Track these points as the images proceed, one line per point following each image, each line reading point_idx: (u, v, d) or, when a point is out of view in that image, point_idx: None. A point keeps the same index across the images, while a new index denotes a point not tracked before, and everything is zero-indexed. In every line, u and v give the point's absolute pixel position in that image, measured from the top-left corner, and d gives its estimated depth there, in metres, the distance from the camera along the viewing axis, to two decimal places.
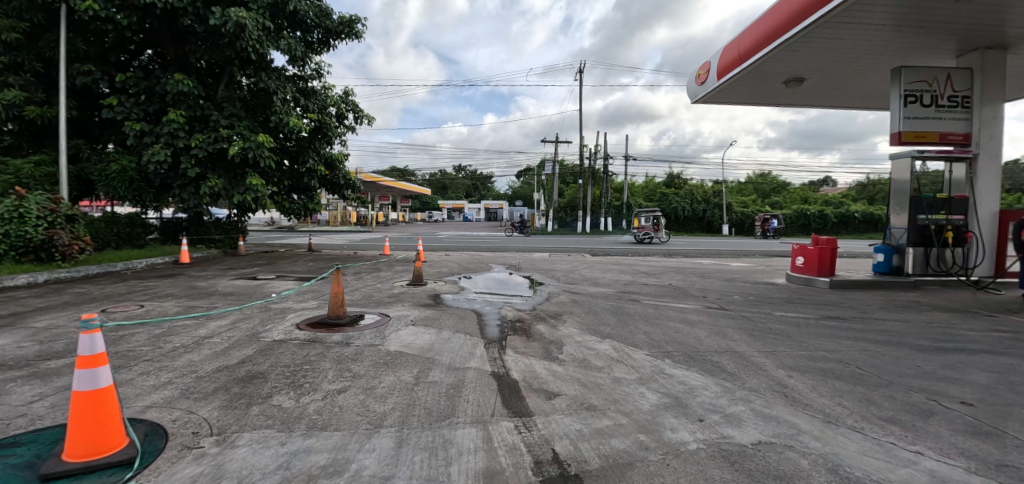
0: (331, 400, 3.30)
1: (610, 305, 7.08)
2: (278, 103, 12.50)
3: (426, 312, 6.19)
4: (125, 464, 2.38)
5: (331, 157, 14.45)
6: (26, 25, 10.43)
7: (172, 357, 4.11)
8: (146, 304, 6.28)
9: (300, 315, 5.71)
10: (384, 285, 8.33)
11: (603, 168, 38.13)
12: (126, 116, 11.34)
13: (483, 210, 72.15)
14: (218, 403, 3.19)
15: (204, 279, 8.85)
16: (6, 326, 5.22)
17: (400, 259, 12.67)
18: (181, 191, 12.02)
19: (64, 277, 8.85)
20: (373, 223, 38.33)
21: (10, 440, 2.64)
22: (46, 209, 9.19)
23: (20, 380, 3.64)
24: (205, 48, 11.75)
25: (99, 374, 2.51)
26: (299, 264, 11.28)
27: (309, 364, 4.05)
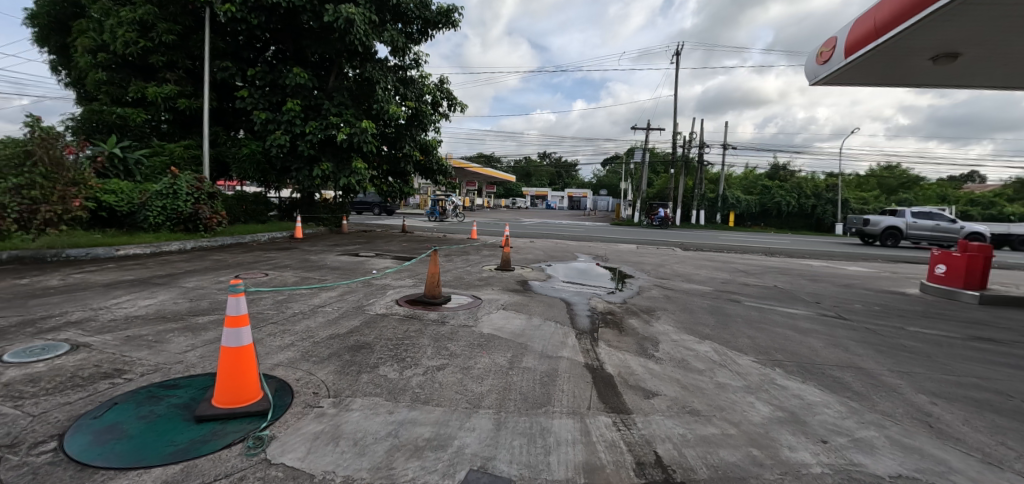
0: (431, 376, 3.44)
1: (706, 304, 6.61)
2: (380, 91, 13.34)
3: (515, 298, 6.26)
4: (259, 415, 2.70)
5: (425, 143, 15.16)
6: (179, 28, 11.93)
7: (292, 321, 4.58)
8: (270, 273, 7.09)
9: (399, 292, 6.07)
10: (471, 267, 8.57)
11: (696, 158, 35.55)
12: (254, 106, 12.69)
13: (566, 199, 71.46)
14: (333, 368, 3.48)
15: (315, 253, 9.82)
16: (165, 285, 6.21)
17: (485, 244, 12.98)
18: (298, 173, 13.26)
19: (205, 245, 10.32)
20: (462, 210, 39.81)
21: (172, 382, 3.11)
22: (193, 187, 10.70)
23: (177, 331, 4.30)
24: (319, 43, 12.79)
25: (242, 333, 2.83)
26: (394, 244, 12.07)
27: (409, 339, 4.27)
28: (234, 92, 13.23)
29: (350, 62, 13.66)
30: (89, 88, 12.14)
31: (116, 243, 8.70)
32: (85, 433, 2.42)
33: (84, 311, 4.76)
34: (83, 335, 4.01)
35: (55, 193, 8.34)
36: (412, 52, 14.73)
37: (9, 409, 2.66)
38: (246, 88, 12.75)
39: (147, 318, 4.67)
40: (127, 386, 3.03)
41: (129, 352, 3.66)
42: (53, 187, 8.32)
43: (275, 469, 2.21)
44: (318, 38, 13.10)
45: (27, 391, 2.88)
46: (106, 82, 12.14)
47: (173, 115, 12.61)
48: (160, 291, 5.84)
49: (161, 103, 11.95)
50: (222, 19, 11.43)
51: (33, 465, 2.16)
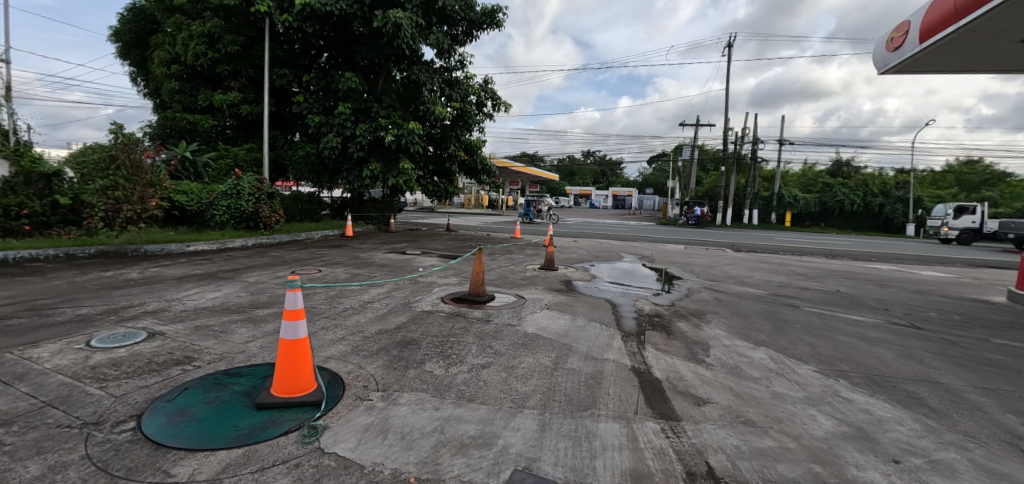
0: (476, 374, 3.48)
1: (760, 308, 6.28)
2: (426, 93, 13.68)
3: (559, 297, 6.23)
4: (313, 405, 2.84)
5: (469, 143, 15.39)
6: (242, 38, 12.76)
7: (344, 316, 4.79)
8: (324, 269, 7.46)
9: (445, 290, 6.20)
10: (515, 266, 8.61)
11: (749, 154, 33.81)
12: (309, 110, 13.37)
13: (609, 198, 70.25)
14: (382, 362, 3.60)
15: (364, 250, 10.23)
16: (230, 279, 6.69)
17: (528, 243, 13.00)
18: (349, 174, 13.85)
19: (264, 242, 10.98)
20: (504, 209, 40.18)
21: (236, 370, 3.34)
22: (254, 188, 11.38)
23: (240, 322, 4.61)
24: (368, 48, 13.27)
25: (298, 326, 2.98)
26: (439, 243, 12.35)
27: (455, 336, 4.35)
28: (291, 97, 14.01)
29: (398, 65, 14.10)
30: (165, 97, 13.25)
31: (187, 240, 9.45)
32: (160, 415, 2.65)
33: (160, 302, 5.21)
34: (159, 324, 4.39)
35: (135, 194, 9.05)
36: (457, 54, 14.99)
37: (96, 389, 2.95)
38: (302, 94, 13.46)
39: (215, 309, 5.05)
40: (196, 372, 3.29)
41: (198, 341, 3.97)
42: (133, 188, 9.00)
43: (328, 458, 2.33)
44: (368, 43, 13.60)
45: (111, 374, 3.19)
46: (179, 92, 13.20)
47: (237, 120, 13.54)
48: (226, 284, 6.29)
49: (226, 109, 12.86)
50: (281, 29, 12.11)
51: (116, 442, 2.40)
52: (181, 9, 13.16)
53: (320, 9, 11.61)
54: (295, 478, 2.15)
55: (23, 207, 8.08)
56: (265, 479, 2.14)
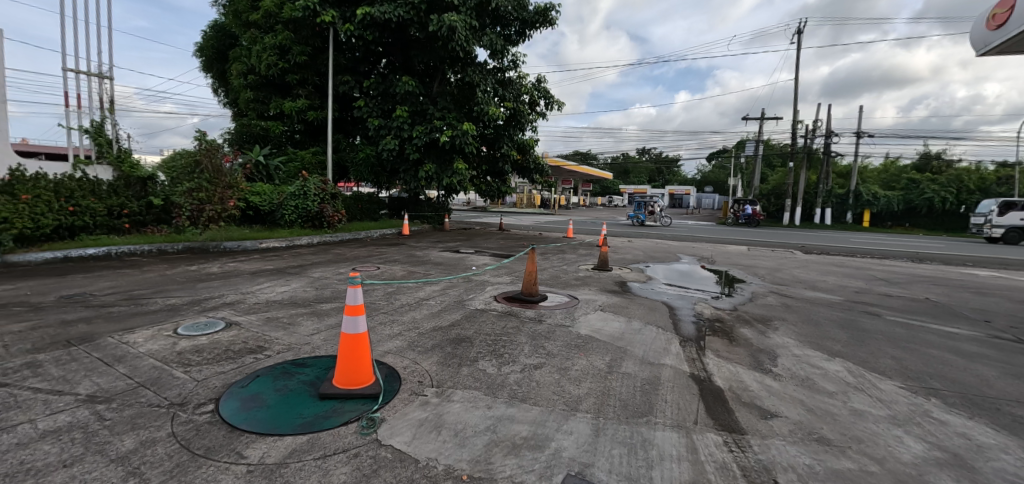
0: (528, 374, 3.48)
1: (835, 316, 5.78)
2: (480, 94, 13.92)
3: (612, 299, 6.09)
4: (371, 398, 2.97)
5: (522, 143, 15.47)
6: (309, 48, 13.59)
7: (401, 312, 4.98)
8: (382, 266, 7.81)
9: (497, 289, 6.27)
10: (567, 266, 8.53)
11: (821, 149, 31.25)
12: (370, 114, 14.02)
13: (664, 196, 67.84)
14: (437, 359, 3.70)
15: (420, 249, 10.60)
16: (298, 274, 7.17)
17: (580, 242, 12.83)
18: (405, 175, 14.39)
19: (328, 240, 11.65)
20: (556, 208, 40.05)
21: (302, 361, 3.56)
22: (319, 189, 12.19)
23: (307, 315, 4.92)
24: (424, 52, 13.68)
25: (358, 321, 3.12)
26: (491, 242, 12.52)
27: (507, 336, 4.37)
28: (353, 103, 14.75)
29: (452, 67, 14.44)
30: (241, 106, 14.41)
31: (260, 237, 10.21)
32: (236, 400, 2.88)
33: (237, 294, 5.68)
34: (236, 315, 4.79)
35: (216, 195, 10.10)
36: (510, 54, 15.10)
37: (181, 373, 3.27)
38: (362, 99, 14.12)
39: (285, 302, 5.43)
40: (266, 361, 3.55)
41: (269, 331, 4.28)
42: (214, 190, 10.10)
43: (385, 450, 2.42)
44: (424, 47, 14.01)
45: (194, 359, 3.52)
46: (254, 100, 14.29)
47: (304, 125, 14.47)
48: (295, 279, 6.77)
49: (295, 116, 13.77)
50: (344, 37, 12.76)
51: (198, 422, 2.64)
52: (256, 24, 14.21)
53: (380, 17, 12.11)
54: (354, 467, 2.26)
55: (123, 207, 8.99)
56: (327, 466, 2.27)
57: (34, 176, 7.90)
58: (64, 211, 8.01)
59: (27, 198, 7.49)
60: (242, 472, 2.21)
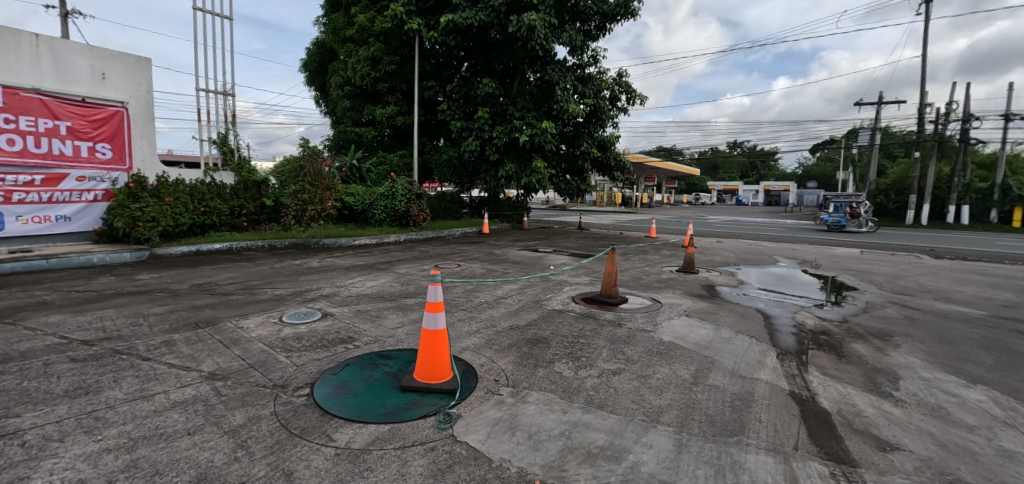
0: (606, 380, 3.31)
1: (986, 334, 4.76)
2: (560, 92, 13.87)
3: (700, 304, 5.63)
4: (448, 393, 3.01)
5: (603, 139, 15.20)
6: (398, 58, 14.48)
7: (480, 310, 5.06)
8: (463, 264, 8.05)
9: (575, 289, 6.12)
10: (649, 268, 8.09)
11: (962, 134, 26.35)
12: (452, 117, 14.61)
13: (759, 193, 62.09)
14: (513, 358, 3.68)
15: (500, 247, 10.79)
16: (387, 270, 7.66)
17: (663, 242, 12.16)
18: (486, 175, 14.81)
19: (413, 238, 12.35)
20: (637, 207, 38.58)
21: (387, 353, 3.74)
22: (406, 189, 12.99)
23: (393, 309, 5.21)
24: (504, 53, 13.88)
25: (438, 318, 3.18)
26: (569, 241, 12.35)
27: (584, 338, 4.23)
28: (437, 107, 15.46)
29: (532, 67, 14.52)
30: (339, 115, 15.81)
31: (354, 235, 11.13)
32: (328, 386, 3.10)
33: (333, 287, 6.20)
34: (331, 306, 5.21)
35: (317, 197, 11.25)
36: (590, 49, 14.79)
37: (284, 357, 3.61)
38: (446, 103, 14.74)
39: (374, 296, 5.81)
40: (355, 351, 3.80)
41: (359, 323, 4.60)
42: (315, 192, 11.26)
43: (460, 446, 2.42)
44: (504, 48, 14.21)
45: (295, 345, 3.87)
46: (350, 109, 15.57)
47: (393, 130, 15.47)
48: (384, 275, 7.23)
49: (385, 121, 14.78)
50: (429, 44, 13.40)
51: (295, 404, 2.88)
52: (351, 39, 15.44)
53: (462, 22, 12.51)
54: (431, 461, 2.29)
55: (241, 207, 10.28)
56: (406, 457, 2.32)
57: (175, 181, 9.34)
58: (197, 211, 9.34)
59: (170, 200, 8.87)
60: (331, 454, 2.35)
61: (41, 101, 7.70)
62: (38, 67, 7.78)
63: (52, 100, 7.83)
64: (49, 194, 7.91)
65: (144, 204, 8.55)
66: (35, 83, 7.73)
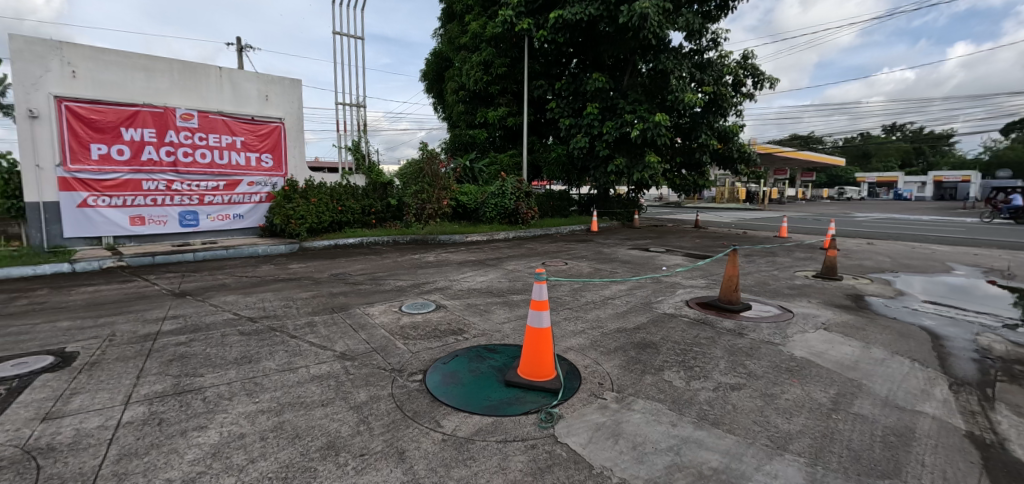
0: (723, 395, 2.96)
1: None
2: (674, 81, 13.09)
3: (846, 316, 4.77)
4: (551, 392, 2.97)
5: (724, 129, 14.01)
6: (508, 60, 14.90)
7: (585, 309, 4.94)
8: (569, 262, 7.98)
9: (690, 293, 5.64)
10: (779, 272, 7.11)
11: None
12: (561, 115, 14.65)
13: (930, 185, 50.89)
14: (619, 362, 3.50)
15: (608, 246, 10.48)
16: (496, 266, 7.92)
17: (797, 244, 10.63)
18: (595, 171, 14.67)
19: (523, 235, 12.70)
20: (765, 203, 34.40)
21: (493, 347, 3.84)
22: (515, 188, 13.39)
23: (500, 304, 5.36)
24: (614, 45, 13.44)
25: (542, 316, 3.16)
26: (685, 240, 11.50)
27: (699, 347, 3.85)
28: (546, 105, 15.54)
29: (643, 57, 14.10)
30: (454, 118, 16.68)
31: (467, 232, 11.80)
32: (439, 374, 3.28)
33: (446, 281, 6.59)
34: (444, 298, 5.55)
35: (434, 196, 12.06)
36: (709, 31, 13.62)
37: (402, 344, 3.92)
38: (555, 101, 14.76)
39: (484, 291, 6.05)
40: (464, 342, 3.97)
41: (469, 316, 4.82)
42: (434, 192, 12.07)
43: (561, 448, 2.35)
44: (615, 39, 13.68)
45: (411, 333, 4.19)
46: (464, 113, 16.45)
47: (504, 131, 15.96)
48: (493, 271, 7.50)
49: (497, 123, 15.32)
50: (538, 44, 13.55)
51: (410, 388, 3.09)
52: (465, 46, 16.26)
53: (571, 17, 12.38)
54: (531, 458, 2.26)
55: (371, 207, 11.51)
56: (507, 451, 2.33)
57: (319, 184, 10.83)
58: (336, 209, 10.68)
59: (315, 200, 10.30)
60: (439, 440, 2.46)
61: (223, 122, 9.56)
62: (222, 92, 9.56)
63: (231, 120, 9.66)
64: (229, 196, 9.81)
65: (296, 204, 10.08)
66: (220, 106, 9.54)
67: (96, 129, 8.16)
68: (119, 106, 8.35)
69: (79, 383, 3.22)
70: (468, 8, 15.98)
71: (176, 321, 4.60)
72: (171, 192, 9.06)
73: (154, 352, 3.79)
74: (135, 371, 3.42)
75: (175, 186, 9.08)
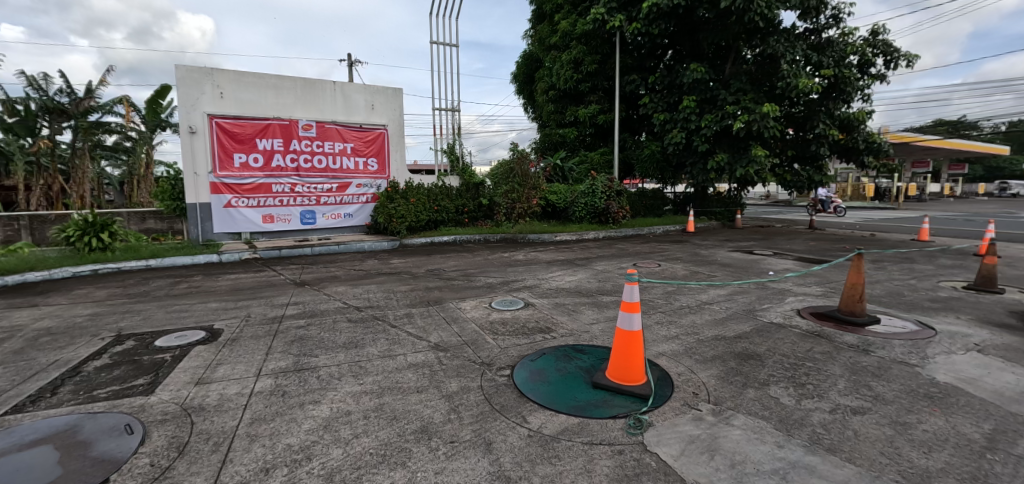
0: (842, 419, 2.61)
1: None
2: (786, 66, 11.86)
3: (1012, 338, 3.93)
4: (641, 398, 2.85)
5: (847, 116, 12.45)
6: (598, 57, 14.64)
7: (680, 314, 4.68)
8: (662, 264, 7.62)
9: (802, 301, 5.07)
10: (917, 281, 6.09)
11: None
12: (655, 110, 13.92)
13: None
14: (716, 372, 3.26)
15: (706, 247, 9.81)
16: (585, 266, 7.84)
17: (942, 248, 9.01)
18: (693, 168, 13.81)
19: (614, 235, 12.42)
20: (898, 201, 29.61)
21: (581, 347, 3.80)
22: (606, 187, 13.11)
23: (588, 305, 5.29)
24: (714, 31, 12.56)
25: (633, 318, 3.04)
26: (797, 243, 10.37)
27: (813, 362, 3.45)
28: (639, 101, 14.99)
29: (749, 42, 12.87)
30: (544, 118, 16.76)
31: (556, 231, 11.84)
32: (526, 370, 3.32)
33: (535, 279, 6.67)
34: (533, 297, 5.62)
35: (524, 195, 12.22)
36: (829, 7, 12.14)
37: (491, 339, 4.05)
38: (649, 96, 14.13)
39: (573, 290, 6.02)
40: (551, 341, 3.98)
41: (557, 315, 4.83)
42: (524, 191, 12.23)
43: (651, 457, 2.25)
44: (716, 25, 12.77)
45: (501, 329, 4.31)
46: (554, 112, 16.46)
47: (595, 129, 15.62)
48: (581, 270, 7.42)
49: (587, 121, 15.11)
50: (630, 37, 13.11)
51: (498, 382, 3.17)
52: (555, 46, 16.25)
53: (666, 6, 11.78)
54: (618, 464, 2.20)
55: (465, 207, 12.11)
56: (593, 454, 2.29)
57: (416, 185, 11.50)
58: (432, 209, 11.36)
59: (414, 200, 11.02)
60: (525, 435, 2.49)
61: (336, 130, 10.63)
62: (336, 103, 10.61)
63: (343, 128, 10.71)
64: (341, 197, 10.90)
65: (397, 204, 10.84)
66: (333, 116, 10.60)
67: (238, 140, 9.60)
68: (255, 120, 9.71)
69: (223, 355, 3.81)
70: (558, 6, 15.95)
71: (296, 307, 5.23)
72: (294, 194, 10.32)
73: (280, 333, 4.36)
74: (265, 348, 3.96)
75: (297, 188, 10.33)
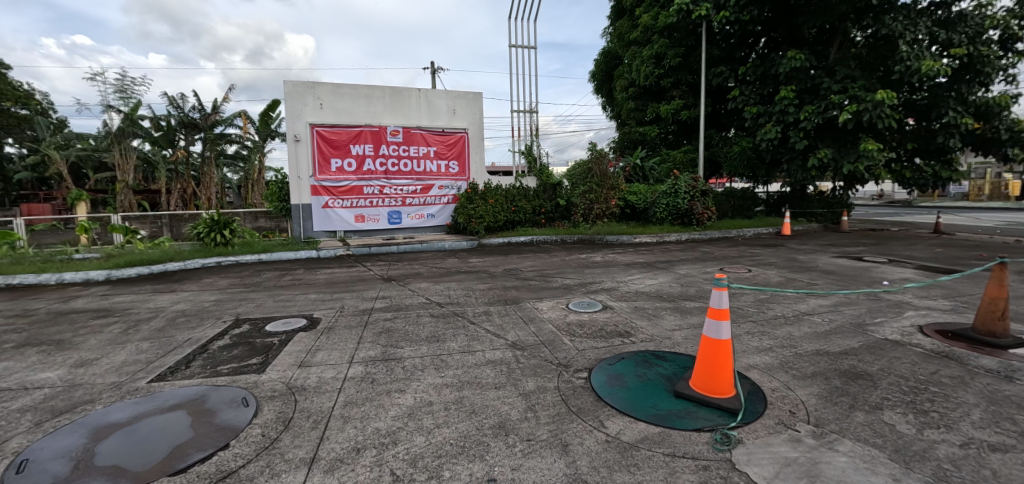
0: (979, 455, 2.25)
1: None
2: (904, 47, 10.42)
3: None
4: (730, 413, 2.68)
5: (985, 101, 10.74)
6: (681, 49, 13.98)
7: (774, 324, 4.31)
8: (753, 269, 7.07)
9: (925, 316, 4.43)
10: None
11: None
12: (746, 103, 12.95)
13: None
14: (817, 391, 2.96)
15: (805, 252, 8.92)
16: (666, 269, 7.50)
17: None
18: (790, 165, 12.64)
19: (698, 238, 11.77)
20: None
21: (662, 354, 3.66)
22: (689, 186, 12.46)
23: (670, 310, 5.07)
24: (816, 13, 11.41)
25: (721, 327, 2.89)
26: (919, 249, 9.07)
27: (940, 386, 3.00)
28: (727, 94, 14.01)
29: (858, 23, 11.55)
30: (623, 116, 16.31)
31: (636, 233, 11.49)
32: (604, 374, 3.28)
33: (614, 282, 6.54)
34: (611, 300, 5.50)
35: (603, 196, 12.01)
36: None
37: (568, 340, 4.04)
38: (738, 88, 13.14)
39: (654, 295, 5.80)
40: (630, 346, 3.88)
41: (636, 319, 4.69)
42: (602, 191, 12.02)
43: (739, 476, 2.11)
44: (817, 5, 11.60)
45: (578, 331, 4.29)
46: (634, 110, 15.93)
47: (677, 126, 14.90)
48: (662, 274, 7.13)
49: (669, 117, 14.47)
50: (717, 26, 12.33)
51: (575, 384, 3.16)
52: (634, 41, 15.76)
53: None
54: (702, 480, 2.09)
55: (542, 207, 12.24)
56: (674, 466, 2.20)
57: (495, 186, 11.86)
58: (510, 210, 11.59)
59: (492, 201, 11.32)
60: (602, 440, 2.46)
61: (421, 135, 11.25)
62: (420, 110, 11.24)
63: (426, 133, 11.30)
64: (423, 199, 11.51)
65: (477, 205, 11.24)
66: (417, 121, 11.25)
67: (334, 147, 10.52)
68: (349, 128, 10.59)
69: (321, 342, 4.21)
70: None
71: (383, 301, 5.63)
72: (382, 195, 11.07)
73: (369, 324, 4.72)
74: (356, 338, 4.31)
75: (385, 190, 11.09)
